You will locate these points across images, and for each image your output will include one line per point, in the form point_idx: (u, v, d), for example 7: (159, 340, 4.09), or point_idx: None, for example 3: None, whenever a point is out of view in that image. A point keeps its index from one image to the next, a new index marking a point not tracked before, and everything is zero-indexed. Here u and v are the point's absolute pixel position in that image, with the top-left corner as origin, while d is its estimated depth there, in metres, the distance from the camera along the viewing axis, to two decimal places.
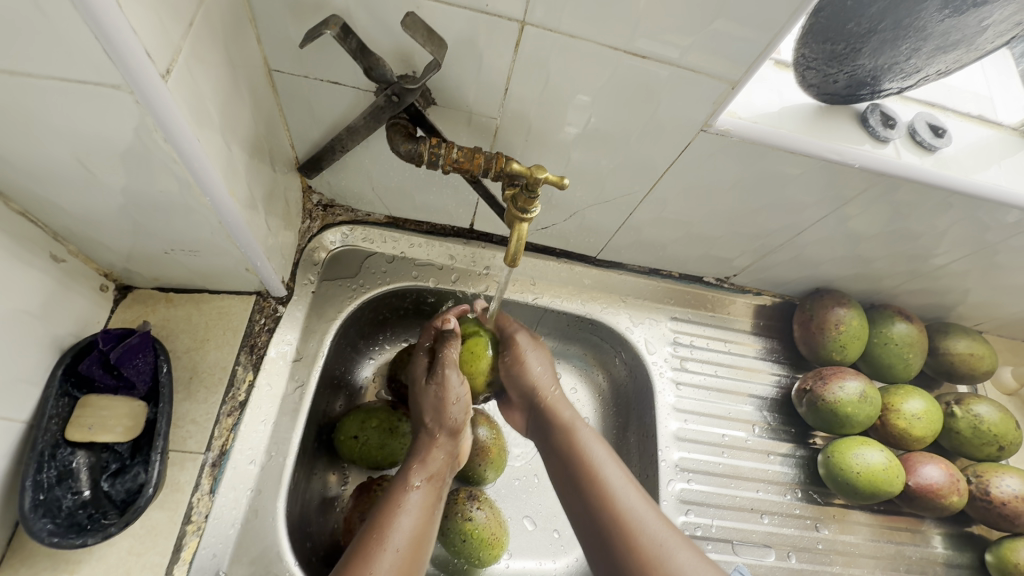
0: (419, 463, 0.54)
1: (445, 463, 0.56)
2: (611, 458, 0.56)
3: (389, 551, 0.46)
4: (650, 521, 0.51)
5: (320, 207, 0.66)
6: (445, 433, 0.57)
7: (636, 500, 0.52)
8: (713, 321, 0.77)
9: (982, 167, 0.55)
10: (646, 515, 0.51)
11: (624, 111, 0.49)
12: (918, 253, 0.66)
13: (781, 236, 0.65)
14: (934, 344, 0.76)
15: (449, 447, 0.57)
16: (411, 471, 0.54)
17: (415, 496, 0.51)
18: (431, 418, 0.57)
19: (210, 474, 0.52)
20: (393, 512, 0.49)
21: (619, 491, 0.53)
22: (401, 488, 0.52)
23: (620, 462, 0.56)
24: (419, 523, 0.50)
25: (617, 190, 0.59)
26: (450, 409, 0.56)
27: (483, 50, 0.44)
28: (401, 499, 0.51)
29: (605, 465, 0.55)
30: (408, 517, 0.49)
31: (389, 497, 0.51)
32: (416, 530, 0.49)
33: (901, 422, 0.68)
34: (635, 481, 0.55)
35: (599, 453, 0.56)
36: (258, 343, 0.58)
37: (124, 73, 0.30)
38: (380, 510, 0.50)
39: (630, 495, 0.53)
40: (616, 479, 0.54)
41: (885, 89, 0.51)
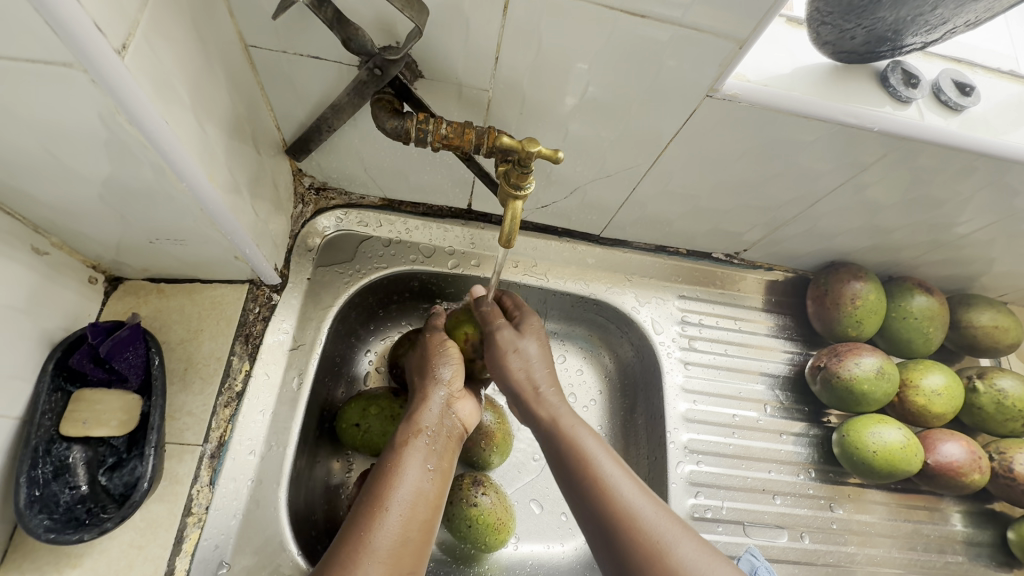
0: (413, 422, 0.52)
1: (440, 419, 0.53)
2: (605, 453, 0.52)
3: (381, 515, 0.44)
4: (642, 505, 0.47)
5: (313, 191, 0.64)
6: (433, 390, 0.54)
7: (629, 488, 0.49)
8: (723, 299, 0.75)
9: (1013, 126, 0.51)
10: (640, 505, 0.47)
11: (624, 78, 0.46)
12: (940, 222, 0.63)
13: (793, 209, 0.62)
14: (955, 317, 0.73)
15: (443, 401, 0.54)
16: (406, 429, 0.52)
17: (408, 455, 0.49)
18: (421, 379, 0.56)
19: (209, 466, 0.51)
20: (386, 474, 0.47)
21: (613, 479, 0.49)
22: (393, 450, 0.50)
23: (612, 452, 0.52)
24: (417, 483, 0.47)
25: (619, 164, 0.56)
26: (439, 370, 0.56)
27: (468, 16, 0.41)
28: (397, 458, 0.48)
29: (597, 451, 0.52)
30: (404, 476, 0.47)
31: (381, 461, 0.49)
32: (411, 493, 0.46)
33: (920, 398, 0.66)
34: (628, 470, 0.51)
35: (592, 444, 0.52)
36: (254, 333, 0.57)
37: (73, 50, 0.28)
38: (376, 474, 0.48)
39: (623, 485, 0.49)
40: (610, 468, 0.50)
41: (907, 45, 0.47)
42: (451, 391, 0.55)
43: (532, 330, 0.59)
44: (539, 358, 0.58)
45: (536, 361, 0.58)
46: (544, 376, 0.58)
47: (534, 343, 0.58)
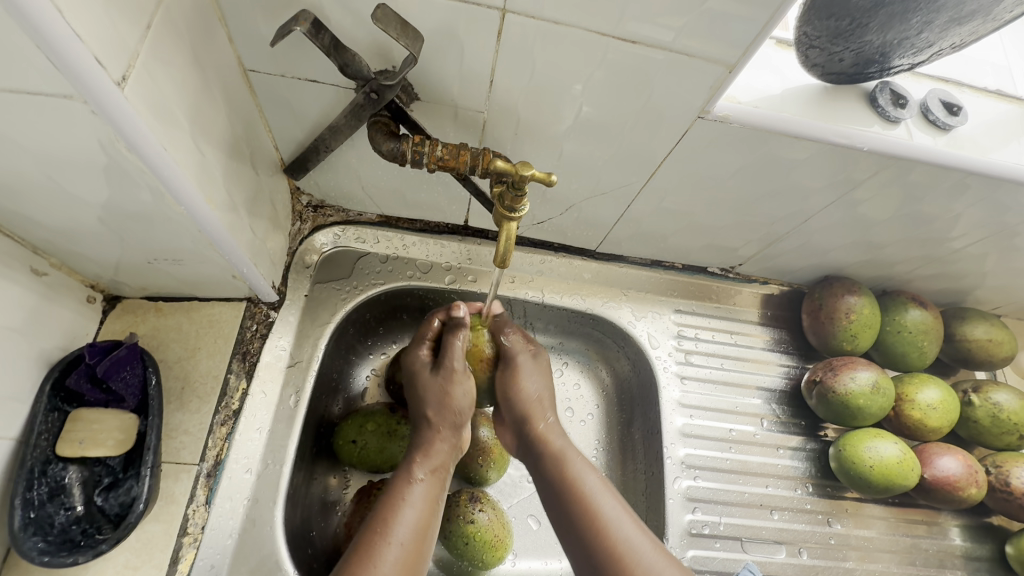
0: (423, 453, 0.53)
1: (449, 454, 0.54)
2: (604, 490, 0.53)
3: (390, 549, 0.45)
4: (639, 544, 0.49)
5: (310, 208, 0.64)
6: (449, 427, 0.54)
7: (628, 527, 0.51)
8: (719, 313, 0.75)
9: (1001, 145, 0.52)
10: (638, 542, 0.50)
11: (617, 100, 0.46)
12: (932, 237, 0.63)
13: (786, 224, 0.62)
14: (950, 331, 0.73)
15: (454, 441, 0.55)
16: (416, 459, 0.53)
17: (418, 488, 0.50)
18: (436, 412, 0.54)
19: (205, 485, 0.51)
20: (395, 505, 0.48)
21: (611, 517, 0.51)
22: (403, 481, 0.51)
23: (612, 489, 0.54)
24: (424, 516, 0.49)
25: (614, 182, 0.56)
26: (453, 397, 0.54)
27: (463, 41, 0.42)
28: (407, 491, 0.50)
29: (597, 488, 0.53)
30: (413, 510, 0.48)
31: (390, 488, 0.50)
32: (419, 525, 0.48)
33: (915, 412, 0.66)
34: (626, 507, 0.53)
35: (592, 483, 0.54)
36: (251, 350, 0.57)
37: (75, 83, 0.28)
38: (383, 502, 0.49)
39: (621, 523, 0.51)
40: (609, 507, 0.52)
41: (895, 66, 0.48)
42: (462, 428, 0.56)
43: (536, 363, 0.60)
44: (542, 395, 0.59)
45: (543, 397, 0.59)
46: (550, 416, 0.59)
47: (541, 377, 0.59)
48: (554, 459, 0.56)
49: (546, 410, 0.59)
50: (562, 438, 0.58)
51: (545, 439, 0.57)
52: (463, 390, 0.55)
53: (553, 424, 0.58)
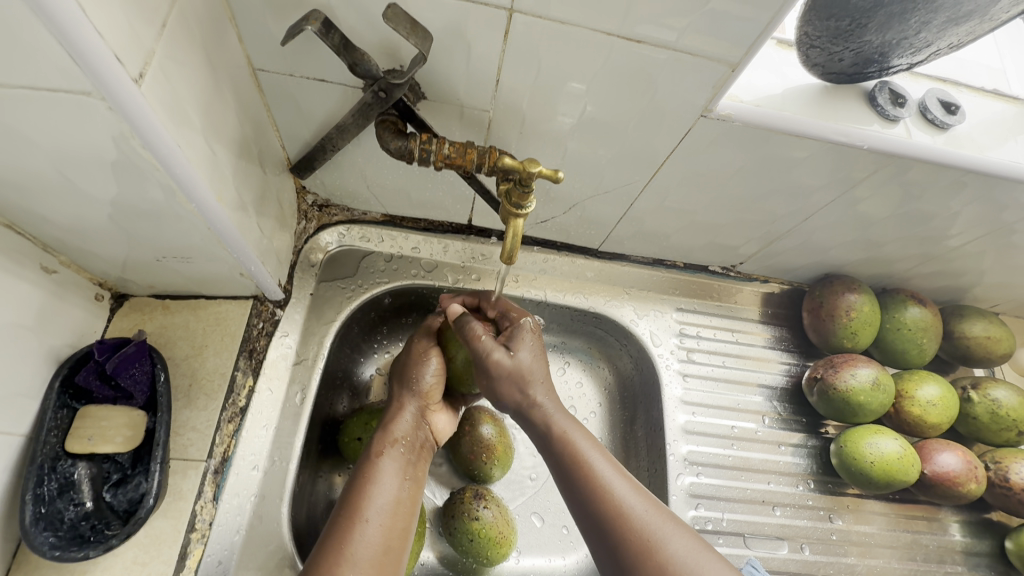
0: (388, 432, 0.53)
1: (414, 430, 0.54)
2: (598, 452, 0.51)
3: (361, 525, 0.44)
4: (635, 504, 0.47)
5: (316, 207, 0.65)
6: (411, 399, 0.56)
7: (624, 488, 0.48)
8: (720, 311, 0.76)
9: (998, 144, 0.53)
10: (634, 503, 0.47)
11: (621, 99, 0.47)
12: (930, 235, 0.64)
13: (787, 223, 0.63)
14: (948, 328, 0.74)
15: (418, 412, 0.56)
16: (381, 438, 0.52)
17: (385, 464, 0.50)
18: (400, 388, 0.56)
19: (212, 482, 0.51)
20: (362, 483, 0.48)
21: (607, 478, 0.49)
22: (369, 459, 0.50)
23: (606, 451, 0.52)
24: (395, 492, 0.48)
25: (617, 181, 0.57)
26: (419, 380, 0.56)
27: (470, 40, 0.42)
28: (373, 467, 0.49)
29: (590, 451, 0.51)
30: (381, 485, 0.48)
31: (358, 467, 0.50)
32: (389, 502, 0.47)
33: (915, 409, 0.67)
34: (622, 469, 0.50)
35: (586, 445, 0.51)
36: (257, 348, 0.58)
37: (94, 81, 0.29)
38: (353, 482, 0.49)
39: (618, 486, 0.48)
40: (604, 468, 0.50)
41: (894, 66, 0.49)
42: (427, 402, 0.56)
43: (524, 336, 0.55)
44: (532, 362, 0.54)
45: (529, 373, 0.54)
46: (538, 384, 0.54)
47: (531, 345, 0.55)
48: (547, 424, 0.53)
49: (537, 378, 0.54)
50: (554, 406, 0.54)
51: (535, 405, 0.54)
52: (433, 371, 0.57)
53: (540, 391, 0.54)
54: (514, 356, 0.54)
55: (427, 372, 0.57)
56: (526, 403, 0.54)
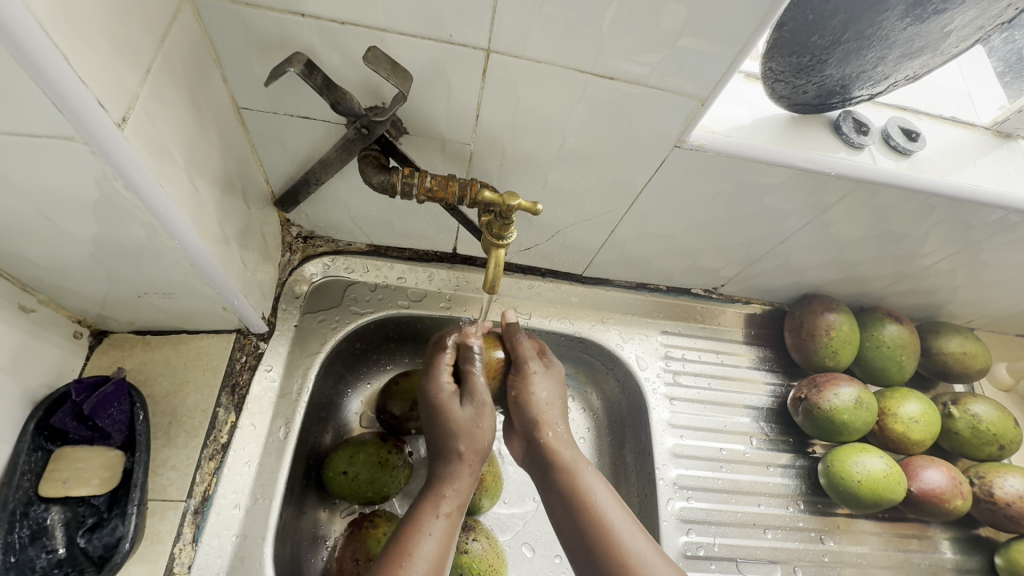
0: (441, 485, 0.51)
1: (469, 492, 0.52)
2: (616, 503, 0.51)
3: None
4: (652, 560, 0.47)
5: (300, 239, 0.66)
6: (478, 461, 0.53)
7: (640, 544, 0.48)
8: (704, 333, 0.77)
9: (957, 168, 0.56)
10: (651, 559, 0.47)
11: (598, 132, 0.48)
12: (903, 254, 0.66)
13: (764, 246, 0.65)
14: (926, 345, 0.75)
15: (477, 477, 0.53)
16: (434, 492, 0.51)
17: (438, 523, 0.48)
18: (465, 447, 0.52)
19: (192, 522, 0.50)
20: (410, 539, 0.46)
21: (621, 532, 0.48)
22: (424, 516, 0.48)
23: (620, 499, 0.52)
24: (442, 547, 0.47)
25: (597, 209, 0.59)
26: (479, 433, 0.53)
27: (450, 79, 0.44)
28: (426, 524, 0.48)
29: (603, 498, 0.51)
30: (429, 542, 0.47)
31: (404, 522, 0.49)
32: (436, 556, 0.46)
33: (899, 426, 0.67)
34: (637, 522, 0.50)
35: (598, 489, 0.51)
36: (240, 383, 0.57)
37: (77, 126, 0.30)
38: (398, 537, 0.47)
39: (634, 536, 0.48)
40: (619, 519, 0.49)
41: (856, 96, 0.51)
42: (482, 462, 0.53)
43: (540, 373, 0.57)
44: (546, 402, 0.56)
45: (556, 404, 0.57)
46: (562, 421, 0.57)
47: (554, 385, 0.58)
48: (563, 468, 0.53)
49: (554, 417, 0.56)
50: (572, 449, 0.55)
51: (553, 448, 0.54)
52: (491, 424, 0.54)
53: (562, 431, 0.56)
54: (535, 390, 0.56)
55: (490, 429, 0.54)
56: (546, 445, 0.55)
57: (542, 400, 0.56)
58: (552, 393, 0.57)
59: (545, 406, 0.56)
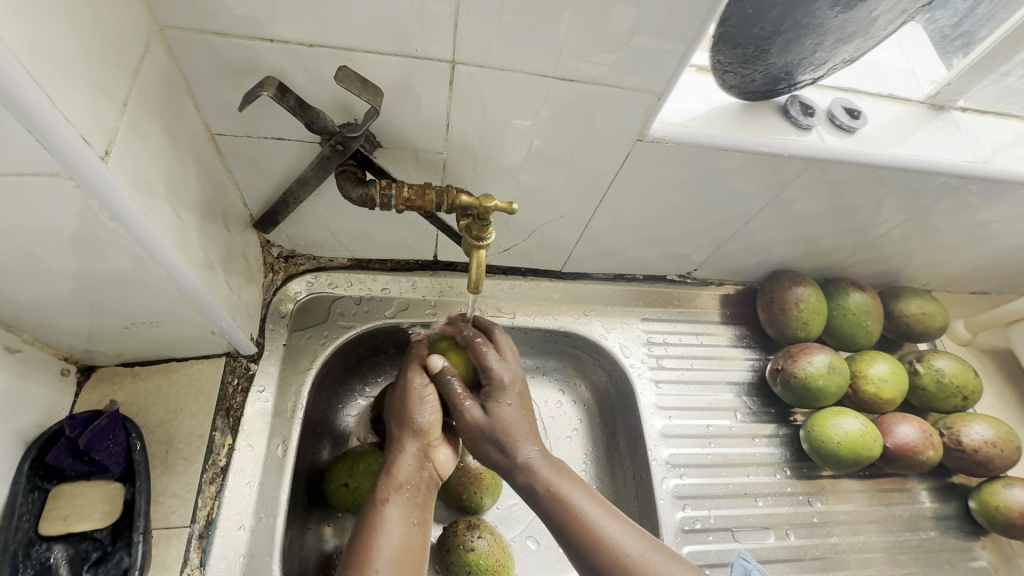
0: (391, 476, 0.52)
1: (417, 472, 0.53)
2: (587, 496, 0.52)
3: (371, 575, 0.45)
4: (632, 547, 0.49)
5: (282, 259, 0.66)
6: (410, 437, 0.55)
7: (619, 531, 0.50)
8: (682, 317, 0.80)
9: (898, 141, 0.60)
10: (630, 545, 0.49)
11: (564, 131, 0.51)
12: (859, 225, 0.70)
13: (730, 229, 0.68)
14: (889, 309, 0.80)
15: (419, 453, 0.55)
16: (385, 484, 0.52)
17: (389, 511, 0.50)
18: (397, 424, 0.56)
19: (198, 547, 0.50)
20: (370, 533, 0.48)
21: (598, 525, 0.50)
22: (374, 507, 0.50)
23: (592, 492, 0.53)
24: (402, 538, 0.48)
25: (570, 206, 0.61)
26: (417, 418, 0.55)
27: (419, 92, 0.45)
28: (377, 516, 0.49)
29: (597, 513, 0.51)
30: (388, 534, 0.48)
31: (362, 516, 0.50)
32: (397, 549, 0.47)
33: (870, 387, 0.71)
34: (613, 513, 0.52)
35: (569, 486, 0.53)
36: (234, 405, 0.57)
37: (62, 162, 0.30)
38: (357, 533, 0.49)
39: (611, 526, 0.50)
40: (594, 514, 0.51)
41: (800, 81, 0.55)
42: (427, 440, 0.55)
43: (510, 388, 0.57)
44: (517, 423, 0.56)
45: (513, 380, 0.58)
46: (520, 407, 0.57)
47: (506, 357, 0.59)
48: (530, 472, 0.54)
49: (524, 438, 0.55)
50: (539, 445, 0.56)
51: (518, 443, 0.55)
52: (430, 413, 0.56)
53: (535, 459, 0.54)
54: (491, 367, 0.57)
55: (427, 411, 0.56)
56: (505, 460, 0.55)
57: (499, 372, 0.57)
58: (506, 368, 0.58)
59: (507, 382, 0.57)
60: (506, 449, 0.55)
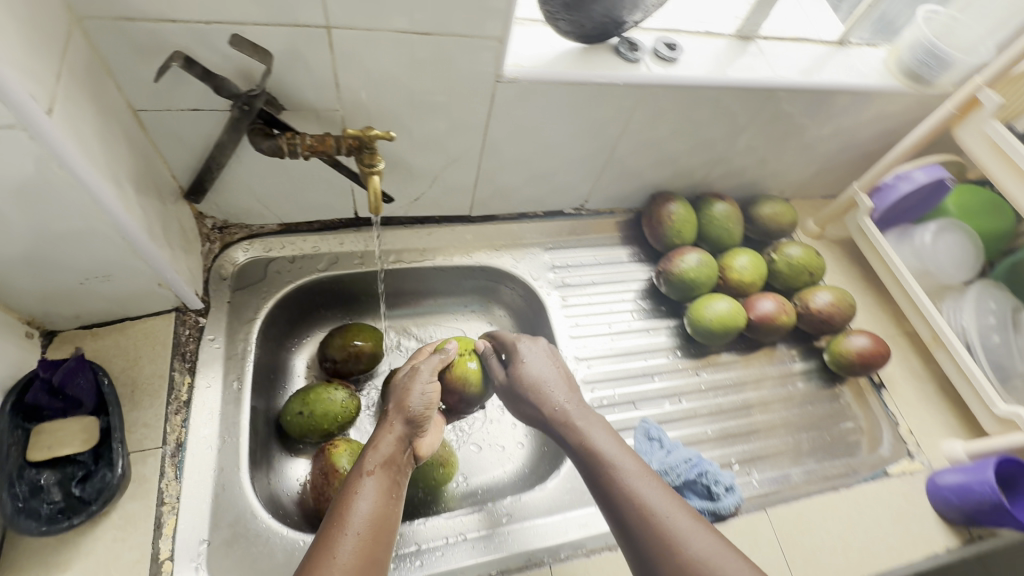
0: (375, 449, 0.58)
1: (398, 449, 0.59)
2: (629, 461, 0.59)
3: (345, 535, 0.49)
4: (660, 505, 0.54)
5: (216, 230, 0.75)
6: (400, 422, 0.61)
7: (651, 492, 0.55)
8: (581, 244, 0.93)
9: (712, 66, 0.75)
10: (660, 506, 0.54)
11: (435, 80, 0.62)
12: (707, 143, 0.85)
13: (601, 157, 0.82)
14: (749, 214, 0.96)
15: (403, 435, 0.61)
16: (369, 457, 0.57)
17: (370, 482, 0.55)
18: (392, 407, 0.63)
19: (173, 463, 0.59)
20: (349, 499, 0.53)
21: (636, 485, 0.56)
22: (357, 477, 0.55)
23: (636, 458, 0.60)
24: (378, 507, 0.53)
25: (458, 149, 0.72)
26: (410, 403, 0.63)
27: (305, 56, 0.56)
28: (359, 485, 0.54)
29: (619, 456, 0.59)
30: (365, 501, 0.53)
31: (346, 487, 0.55)
32: (371, 516, 0.52)
33: (734, 275, 0.87)
34: (653, 478, 0.57)
35: (612, 448, 0.60)
36: (188, 351, 0.66)
37: (18, 115, 0.40)
38: (339, 501, 0.53)
39: (647, 490, 0.55)
40: (632, 476, 0.57)
41: (625, 24, 0.68)
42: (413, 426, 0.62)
43: (524, 354, 0.70)
44: (550, 376, 0.68)
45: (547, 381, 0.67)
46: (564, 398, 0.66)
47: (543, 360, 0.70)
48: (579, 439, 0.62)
49: (556, 391, 0.67)
50: (585, 419, 0.64)
51: (563, 419, 0.64)
52: (418, 390, 0.64)
53: (568, 405, 0.66)
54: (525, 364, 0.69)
55: (420, 399, 0.63)
56: (561, 416, 0.65)
57: (538, 372, 0.68)
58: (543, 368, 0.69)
59: (543, 379, 0.68)
60: (537, 399, 0.66)
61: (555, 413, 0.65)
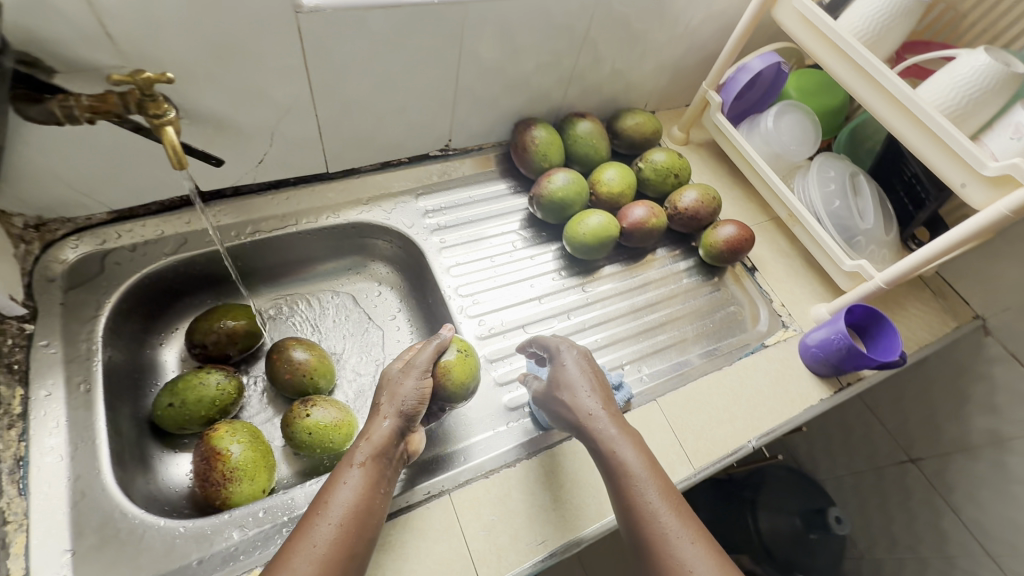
0: (365, 435, 0.55)
1: (389, 440, 0.55)
2: (655, 480, 0.53)
3: (320, 522, 0.48)
4: (676, 532, 0.50)
5: (31, 228, 0.67)
6: (393, 414, 0.57)
7: (670, 518, 0.51)
8: (454, 185, 0.92)
9: None
10: (676, 535, 0.49)
11: (225, 18, 0.57)
12: (554, 61, 0.84)
13: (447, 89, 0.79)
14: (614, 129, 0.97)
15: (396, 425, 0.57)
16: (358, 445, 0.54)
17: (355, 475, 0.52)
18: (384, 399, 0.59)
19: (13, 480, 0.54)
20: (331, 487, 0.51)
21: (657, 506, 0.51)
22: (343, 467, 0.53)
23: (664, 476, 0.54)
24: (359, 499, 0.50)
25: (284, 97, 0.68)
26: (405, 391, 0.59)
27: (53, 4, 0.49)
28: (344, 474, 0.52)
29: (642, 472, 0.54)
30: (346, 490, 0.50)
31: (333, 474, 0.53)
32: (347, 508, 0.49)
33: (603, 189, 0.88)
34: (677, 504, 0.52)
35: (635, 460, 0.55)
36: (16, 361, 0.60)
37: None
38: (323, 487, 0.52)
39: (666, 516, 0.51)
40: (655, 496, 0.52)
41: None
42: (407, 421, 0.58)
43: (570, 361, 0.64)
44: (579, 378, 0.62)
45: (585, 389, 0.61)
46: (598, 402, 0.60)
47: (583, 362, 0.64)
48: (605, 447, 0.56)
49: (589, 394, 0.60)
50: (618, 427, 0.58)
51: (591, 427, 0.58)
52: (409, 385, 0.59)
53: (597, 408, 0.59)
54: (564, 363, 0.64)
55: (415, 393, 0.59)
56: (587, 419, 0.59)
57: (574, 374, 0.62)
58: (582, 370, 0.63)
59: (581, 379, 0.62)
60: (569, 399, 0.61)
61: (588, 419, 0.59)
